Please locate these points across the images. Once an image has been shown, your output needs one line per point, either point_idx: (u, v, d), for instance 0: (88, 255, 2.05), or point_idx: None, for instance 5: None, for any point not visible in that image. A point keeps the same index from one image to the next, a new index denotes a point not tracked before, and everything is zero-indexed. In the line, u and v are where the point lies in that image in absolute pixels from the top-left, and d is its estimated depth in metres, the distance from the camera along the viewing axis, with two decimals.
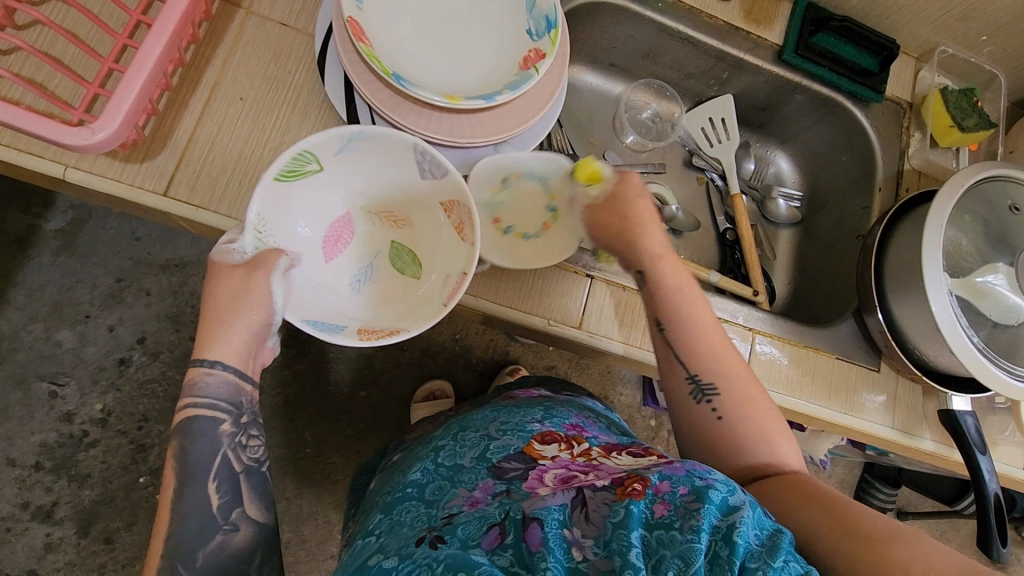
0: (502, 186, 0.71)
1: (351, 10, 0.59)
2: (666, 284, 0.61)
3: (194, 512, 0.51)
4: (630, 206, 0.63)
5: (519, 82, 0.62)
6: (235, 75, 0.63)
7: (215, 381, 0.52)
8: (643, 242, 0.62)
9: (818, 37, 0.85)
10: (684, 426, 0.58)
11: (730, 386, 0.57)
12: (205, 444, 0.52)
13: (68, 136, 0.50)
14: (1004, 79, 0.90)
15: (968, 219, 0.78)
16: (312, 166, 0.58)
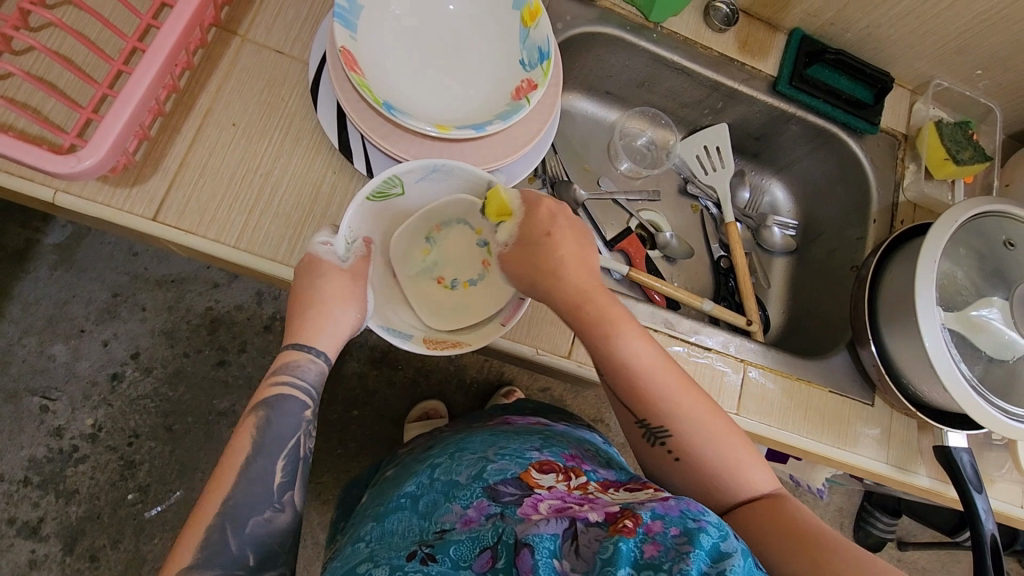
0: (431, 246, 0.66)
1: (345, 40, 0.60)
2: (595, 331, 0.59)
3: (257, 483, 0.50)
4: (547, 241, 0.59)
5: (512, 112, 0.62)
6: (228, 100, 0.63)
7: (313, 367, 0.55)
8: (570, 283, 0.59)
9: (813, 69, 0.85)
10: (647, 462, 0.59)
11: (682, 424, 0.56)
12: (286, 423, 0.53)
13: (56, 164, 0.50)
14: (1000, 112, 0.90)
15: (963, 253, 0.78)
16: (397, 189, 0.59)
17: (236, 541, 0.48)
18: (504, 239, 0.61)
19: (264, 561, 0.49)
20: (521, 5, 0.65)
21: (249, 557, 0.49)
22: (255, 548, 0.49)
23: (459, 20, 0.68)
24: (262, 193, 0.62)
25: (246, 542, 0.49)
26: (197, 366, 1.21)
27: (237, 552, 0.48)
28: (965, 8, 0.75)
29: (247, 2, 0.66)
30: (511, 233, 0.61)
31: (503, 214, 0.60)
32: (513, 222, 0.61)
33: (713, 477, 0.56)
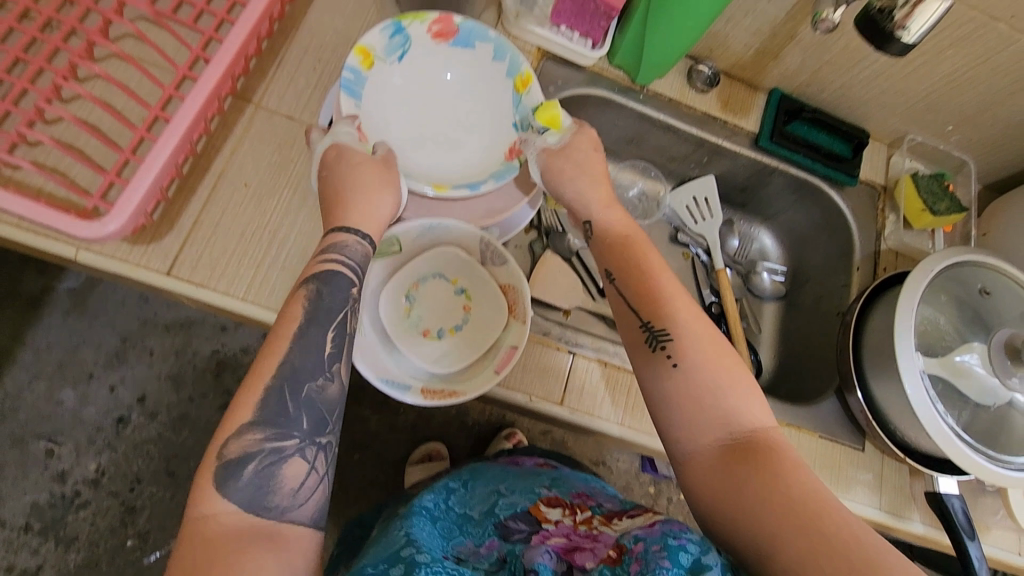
0: (411, 304, 0.69)
1: (351, 109, 0.66)
2: (609, 239, 0.64)
3: (310, 350, 0.53)
4: (583, 156, 0.67)
5: (504, 172, 0.68)
6: (241, 163, 0.68)
7: (359, 245, 0.58)
8: (590, 200, 0.66)
9: (792, 125, 0.91)
10: (643, 377, 0.58)
11: (684, 329, 0.57)
12: (336, 296, 0.55)
13: (85, 231, 0.55)
14: (974, 164, 0.94)
15: (944, 298, 0.80)
16: (394, 249, 0.66)
17: (293, 404, 0.51)
18: (549, 141, 0.67)
19: (316, 426, 0.51)
20: (514, 73, 0.71)
21: (303, 419, 0.51)
22: (308, 412, 0.51)
23: (457, 85, 0.73)
24: (269, 248, 0.66)
25: (302, 406, 0.51)
26: (202, 410, 1.23)
27: (293, 413, 0.50)
28: (931, 71, 0.80)
29: (261, 73, 0.71)
30: (558, 139, 0.67)
31: (553, 123, 0.68)
32: (562, 133, 0.68)
33: (704, 399, 0.54)
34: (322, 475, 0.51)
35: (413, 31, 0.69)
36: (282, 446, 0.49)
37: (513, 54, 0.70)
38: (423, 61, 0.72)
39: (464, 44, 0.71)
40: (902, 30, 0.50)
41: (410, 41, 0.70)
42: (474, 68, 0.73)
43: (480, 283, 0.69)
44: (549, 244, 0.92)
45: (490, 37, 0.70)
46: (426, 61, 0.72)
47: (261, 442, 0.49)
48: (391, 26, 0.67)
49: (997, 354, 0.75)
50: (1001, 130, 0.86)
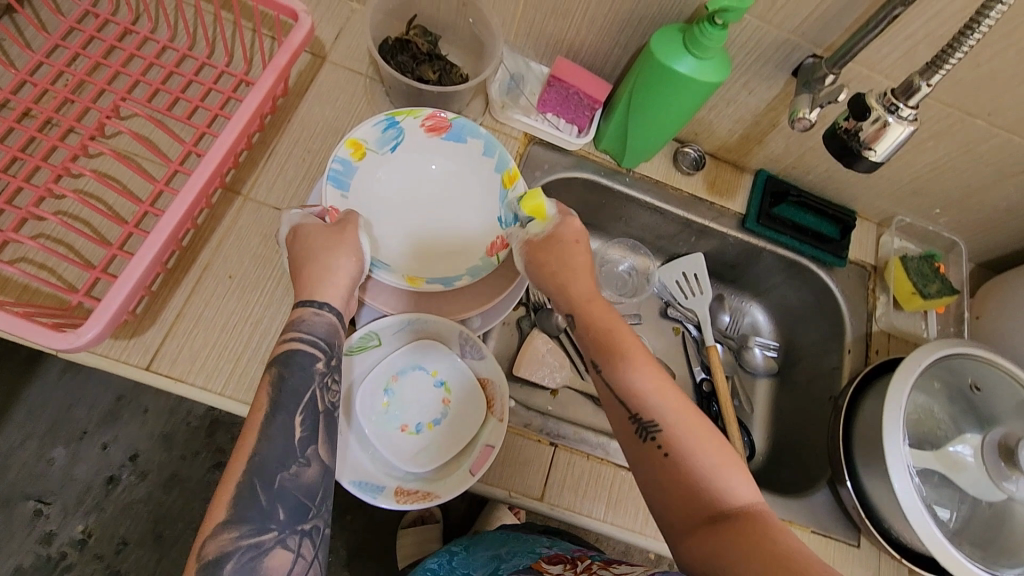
0: (390, 398, 0.68)
1: (335, 200, 0.67)
2: (593, 325, 0.62)
3: (278, 437, 0.51)
4: (563, 248, 0.66)
5: (480, 269, 0.69)
6: (226, 256, 0.69)
7: (320, 320, 0.57)
8: (572, 287, 0.64)
9: (779, 208, 0.91)
10: (636, 467, 0.56)
11: (673, 418, 0.55)
12: (299, 376, 0.54)
13: (59, 341, 0.56)
14: (964, 245, 0.94)
15: (938, 385, 0.78)
16: (374, 342, 0.67)
17: (266, 496, 0.49)
18: (532, 231, 0.67)
19: (294, 515, 0.50)
20: (502, 168, 0.72)
21: (279, 511, 0.49)
22: (284, 503, 0.50)
23: (447, 177, 0.75)
24: (250, 342, 0.67)
25: (276, 497, 0.49)
26: (193, 470, 1.21)
27: (267, 506, 0.49)
28: (912, 161, 0.81)
29: (251, 165, 0.73)
30: (541, 230, 0.67)
31: (539, 212, 0.67)
32: (545, 224, 0.67)
33: (693, 480, 0.53)
34: (310, 561, 0.50)
35: (407, 126, 0.71)
36: (261, 539, 0.48)
37: (502, 151, 0.72)
38: (415, 154, 0.73)
39: (456, 138, 0.73)
40: (869, 150, 0.53)
41: (403, 134, 0.72)
42: (465, 161, 0.74)
43: (459, 375, 0.69)
44: (536, 321, 0.92)
45: (481, 134, 0.72)
46: (418, 155, 0.74)
47: (236, 540, 0.47)
48: (385, 120, 0.70)
49: (989, 451, 0.74)
50: (988, 214, 0.86)
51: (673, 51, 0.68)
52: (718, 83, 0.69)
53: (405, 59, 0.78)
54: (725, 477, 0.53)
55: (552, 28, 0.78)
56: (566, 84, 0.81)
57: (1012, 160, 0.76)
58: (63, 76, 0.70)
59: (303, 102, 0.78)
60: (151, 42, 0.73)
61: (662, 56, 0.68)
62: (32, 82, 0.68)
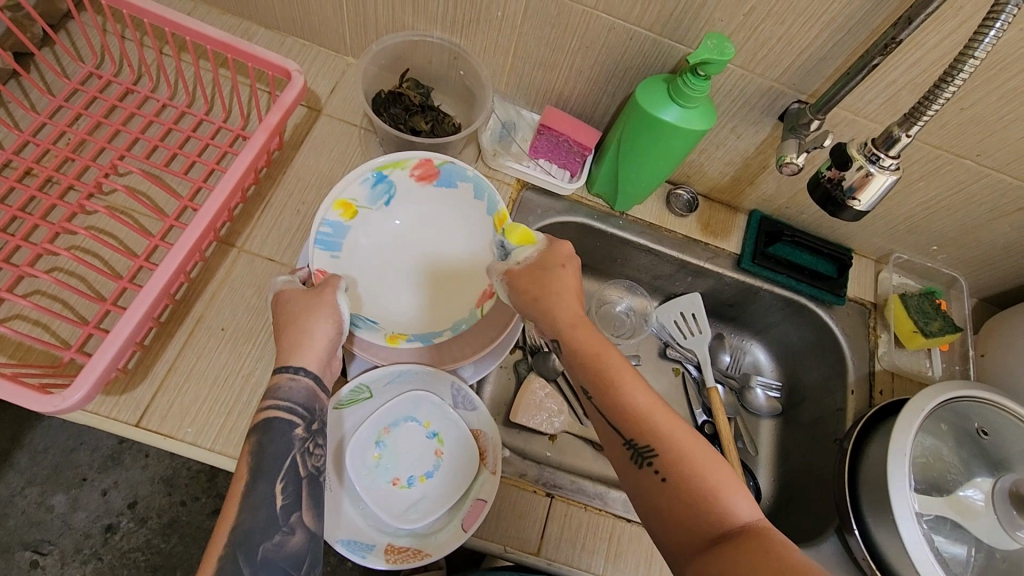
0: (382, 450, 0.67)
1: (324, 263, 0.67)
2: (580, 350, 0.60)
3: (260, 507, 0.51)
4: (548, 272, 0.63)
5: (462, 321, 0.71)
6: (220, 309, 0.70)
7: (297, 385, 0.57)
8: (555, 312, 0.61)
9: (774, 247, 0.90)
10: (634, 494, 0.54)
11: (668, 440, 0.53)
12: (278, 444, 0.54)
13: (46, 404, 0.56)
14: (965, 280, 0.93)
15: (946, 427, 0.76)
16: (364, 394, 0.67)
17: (249, 569, 0.49)
18: (520, 259, 0.66)
19: None
20: (493, 211, 0.72)
21: None
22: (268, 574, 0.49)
23: (440, 221, 0.75)
24: (241, 396, 0.66)
25: (259, 569, 0.49)
26: (192, 516, 1.19)
27: None
28: (906, 201, 0.81)
29: (247, 217, 0.75)
30: (527, 255, 0.66)
31: (526, 240, 0.67)
32: (536, 246, 0.66)
33: (692, 505, 0.51)
34: None
35: (395, 177, 0.72)
36: None
37: (491, 193, 0.71)
38: (409, 200, 0.74)
39: (446, 184, 0.74)
40: (854, 200, 0.53)
41: (393, 185, 0.73)
42: (457, 205, 0.74)
43: (452, 426, 0.68)
44: (533, 365, 0.91)
45: (470, 176, 0.72)
46: (412, 200, 0.74)
47: None
48: (372, 176, 0.70)
49: (1000, 503, 0.70)
50: (985, 251, 0.86)
51: (660, 102, 0.69)
52: (705, 130, 0.70)
53: (397, 110, 0.80)
54: (725, 498, 0.51)
55: (542, 79, 0.80)
56: (556, 132, 0.82)
57: (1005, 199, 0.76)
58: (65, 135, 0.72)
59: (299, 154, 0.79)
60: (151, 100, 0.76)
61: (646, 109, 0.69)
62: (34, 143, 0.70)
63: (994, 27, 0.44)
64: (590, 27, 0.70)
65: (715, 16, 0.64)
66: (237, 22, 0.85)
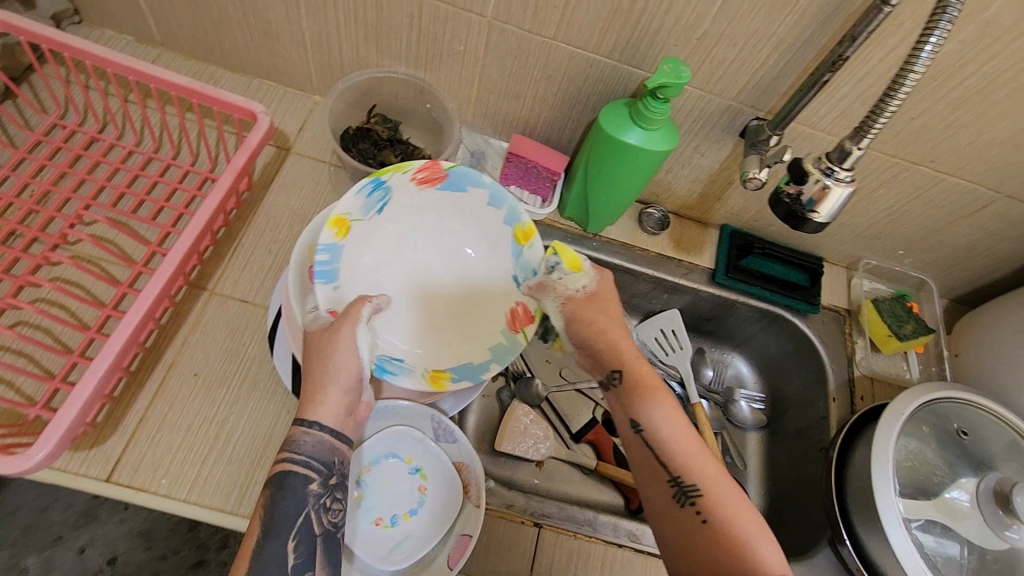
0: (362, 490, 0.66)
1: (330, 299, 0.64)
2: (640, 385, 0.62)
3: (270, 568, 0.52)
4: (607, 306, 0.67)
5: (508, 351, 0.67)
6: (192, 354, 0.68)
7: (311, 439, 0.56)
8: (622, 347, 0.65)
9: (746, 260, 0.92)
10: (670, 532, 0.56)
11: (714, 486, 0.56)
12: (292, 501, 0.54)
13: (8, 465, 0.54)
14: (934, 282, 0.94)
15: (928, 430, 0.76)
16: None
17: None
18: (575, 287, 0.66)
19: None
20: (514, 221, 0.68)
21: None
22: None
23: (452, 235, 0.71)
24: (216, 442, 0.65)
25: None
26: (173, 570, 1.15)
27: None
28: (869, 208, 0.83)
29: (217, 259, 0.74)
30: (582, 284, 0.66)
31: (576, 267, 0.67)
32: (585, 275, 0.66)
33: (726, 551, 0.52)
34: None
35: (395, 182, 0.67)
36: None
37: (511, 203, 0.68)
38: (411, 211, 0.70)
39: (454, 188, 0.69)
40: (813, 213, 0.53)
41: (391, 192, 0.68)
42: (466, 210, 0.70)
43: (435, 461, 0.67)
44: (516, 391, 0.91)
45: (484, 183, 0.67)
46: (416, 210, 0.70)
47: None
48: (370, 184, 0.65)
49: (986, 503, 0.71)
50: (950, 252, 0.88)
51: (623, 125, 0.70)
52: (667, 151, 0.71)
53: (366, 146, 0.81)
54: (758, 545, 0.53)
55: (507, 108, 0.81)
56: (524, 159, 0.83)
57: (963, 202, 0.78)
58: (29, 187, 0.71)
59: (268, 193, 0.79)
60: (117, 147, 0.75)
61: (610, 132, 0.71)
62: None
63: (930, 42, 0.46)
64: (551, 56, 0.71)
65: (670, 41, 0.66)
66: (202, 67, 0.85)
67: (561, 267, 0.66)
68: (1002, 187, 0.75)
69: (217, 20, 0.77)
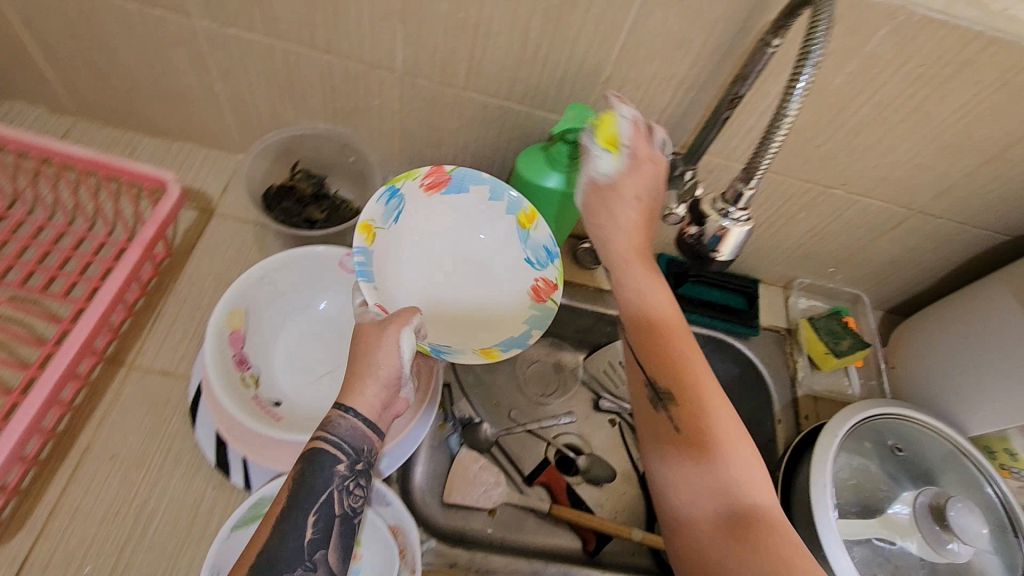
0: None
1: (376, 297, 0.65)
2: (623, 286, 0.63)
3: (288, 539, 0.48)
4: (620, 204, 0.64)
5: (544, 317, 0.70)
6: (109, 434, 0.66)
7: (347, 423, 0.53)
8: (611, 246, 0.65)
9: (683, 288, 0.91)
10: (647, 436, 0.57)
11: (689, 392, 0.55)
12: (317, 477, 0.51)
13: None
14: (867, 296, 0.96)
15: (869, 445, 0.77)
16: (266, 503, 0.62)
17: None
18: (604, 169, 0.64)
19: None
20: (516, 210, 0.72)
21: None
22: None
23: (461, 232, 0.74)
24: (135, 527, 0.62)
25: None
26: None
27: None
28: (793, 231, 0.85)
29: (135, 332, 0.71)
30: (610, 169, 0.64)
31: (611, 146, 0.64)
32: (618, 158, 0.64)
33: (698, 457, 0.53)
34: None
35: (407, 190, 0.71)
36: None
37: (511, 193, 0.72)
38: (420, 216, 0.73)
39: (458, 189, 0.73)
40: (715, 252, 0.54)
41: (404, 200, 0.71)
42: (473, 209, 0.74)
43: (370, 525, 0.65)
44: (465, 438, 0.89)
45: (485, 180, 0.72)
46: (424, 214, 0.73)
47: None
48: (386, 192, 0.69)
49: (923, 518, 0.70)
50: (877, 268, 0.90)
51: (537, 169, 0.71)
52: None
53: (290, 203, 0.79)
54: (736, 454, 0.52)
55: (431, 156, 0.81)
56: None
57: (879, 220, 0.80)
58: None
59: (191, 259, 0.77)
60: (26, 223, 0.73)
61: (525, 176, 0.72)
62: None
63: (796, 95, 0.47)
64: (465, 106, 0.72)
65: (576, 87, 0.67)
66: (120, 133, 0.84)
67: (594, 143, 0.64)
68: (913, 205, 0.77)
69: (130, 88, 0.77)
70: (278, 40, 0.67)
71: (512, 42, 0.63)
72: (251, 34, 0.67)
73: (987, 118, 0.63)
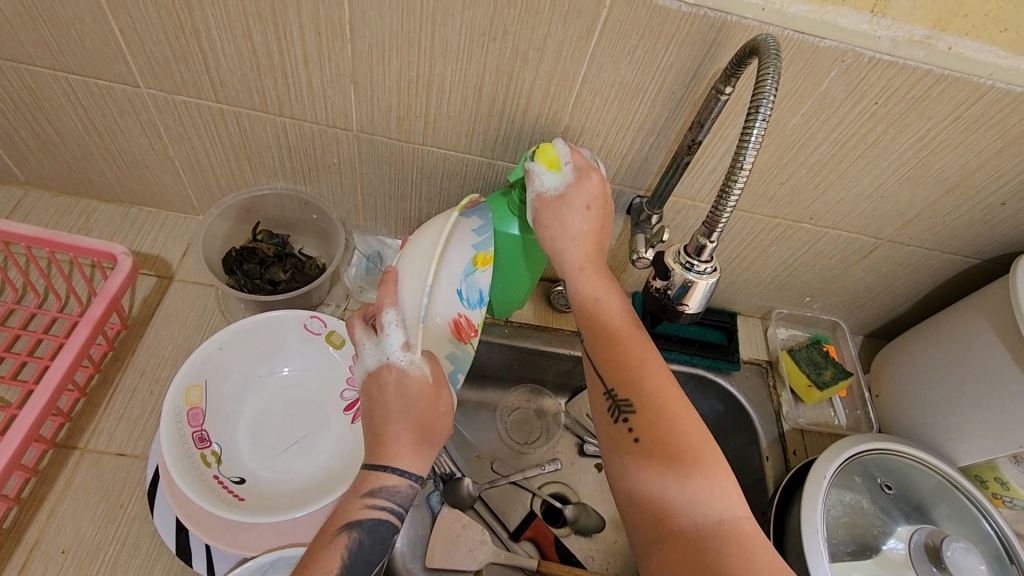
0: None
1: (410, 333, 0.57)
2: (580, 295, 0.63)
3: None
4: (567, 214, 0.63)
5: (461, 361, 0.63)
6: (59, 527, 0.62)
7: (412, 491, 0.55)
8: (565, 254, 0.64)
9: (659, 328, 0.87)
10: (606, 450, 0.55)
11: (646, 402, 0.54)
12: (374, 546, 0.53)
13: None
14: (846, 322, 0.95)
15: (859, 479, 0.74)
16: None
17: None
18: (545, 187, 0.62)
19: None
20: (482, 246, 0.64)
21: None
22: None
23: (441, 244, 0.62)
24: None
25: None
26: None
27: None
28: (765, 264, 0.84)
29: (89, 412, 0.68)
30: (557, 185, 0.62)
31: (554, 166, 0.62)
32: (562, 176, 0.62)
33: (661, 469, 0.50)
34: None
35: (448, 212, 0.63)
36: None
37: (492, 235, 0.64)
38: None
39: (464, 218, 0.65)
40: (683, 305, 0.56)
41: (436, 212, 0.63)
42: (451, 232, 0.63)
43: None
44: (444, 495, 0.85)
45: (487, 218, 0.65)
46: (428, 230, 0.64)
47: None
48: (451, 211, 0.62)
49: (919, 559, 0.69)
50: (852, 295, 0.89)
51: (501, 216, 0.67)
52: None
53: (252, 265, 0.76)
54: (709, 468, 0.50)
55: (396, 209, 0.80)
56: None
57: (850, 250, 0.80)
58: None
59: (149, 329, 0.74)
60: None
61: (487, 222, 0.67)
62: None
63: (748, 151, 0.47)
64: (425, 160, 0.71)
65: (535, 136, 0.67)
66: (75, 202, 0.82)
67: (535, 165, 0.62)
68: (882, 234, 0.76)
69: (81, 157, 0.75)
70: (229, 105, 0.66)
71: (466, 97, 0.62)
72: (200, 101, 0.65)
73: (944, 150, 0.64)
